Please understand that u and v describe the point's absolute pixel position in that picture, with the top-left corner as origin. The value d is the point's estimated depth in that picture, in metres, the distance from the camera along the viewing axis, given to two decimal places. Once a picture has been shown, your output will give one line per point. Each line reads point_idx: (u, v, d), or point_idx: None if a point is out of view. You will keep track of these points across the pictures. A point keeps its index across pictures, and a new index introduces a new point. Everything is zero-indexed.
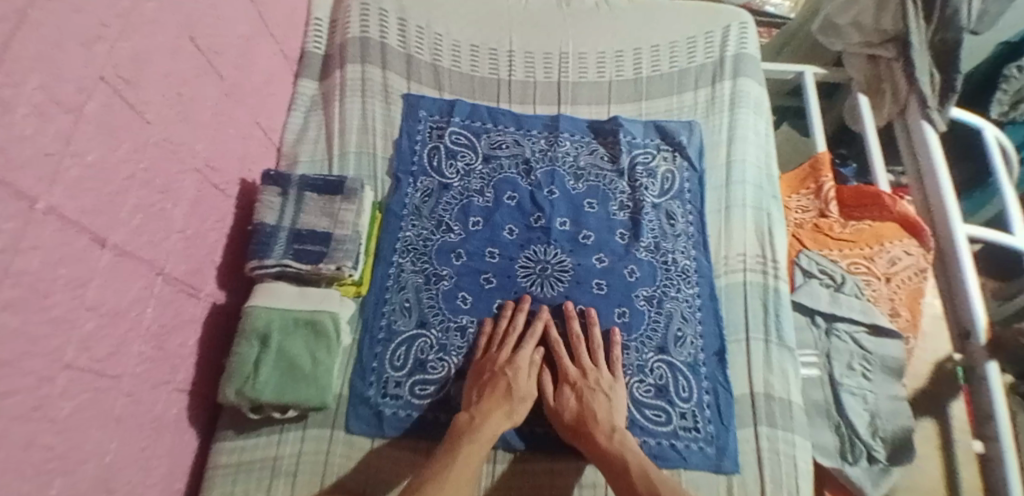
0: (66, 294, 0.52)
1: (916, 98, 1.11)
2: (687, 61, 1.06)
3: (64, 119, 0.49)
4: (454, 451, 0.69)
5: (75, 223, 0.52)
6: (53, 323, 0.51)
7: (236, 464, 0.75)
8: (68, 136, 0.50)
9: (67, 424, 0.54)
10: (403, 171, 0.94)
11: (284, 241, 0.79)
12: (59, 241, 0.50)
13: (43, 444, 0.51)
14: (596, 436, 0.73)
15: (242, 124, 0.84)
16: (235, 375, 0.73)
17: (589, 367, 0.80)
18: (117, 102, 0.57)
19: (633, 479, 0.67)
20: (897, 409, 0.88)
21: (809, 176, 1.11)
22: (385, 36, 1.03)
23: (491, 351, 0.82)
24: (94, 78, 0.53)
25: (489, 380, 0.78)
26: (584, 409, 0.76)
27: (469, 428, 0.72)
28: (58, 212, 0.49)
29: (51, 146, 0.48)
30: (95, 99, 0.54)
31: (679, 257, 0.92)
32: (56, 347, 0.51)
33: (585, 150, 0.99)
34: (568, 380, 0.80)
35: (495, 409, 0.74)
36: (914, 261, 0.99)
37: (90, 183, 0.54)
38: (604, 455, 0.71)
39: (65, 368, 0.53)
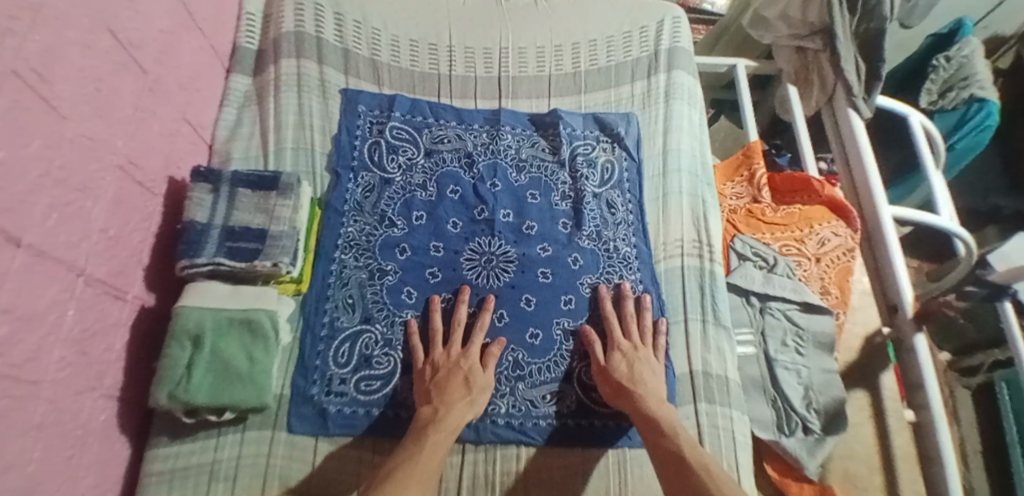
0: None
1: (842, 87, 1.16)
2: (625, 55, 1.09)
3: None
4: (419, 443, 0.69)
5: None
6: None
7: (171, 471, 0.73)
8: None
9: None
10: (343, 166, 0.94)
11: (216, 240, 0.78)
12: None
13: None
14: (644, 401, 0.76)
15: (168, 121, 0.83)
16: (166, 379, 0.70)
17: (638, 343, 0.84)
18: (29, 96, 0.55)
19: (681, 445, 0.69)
20: (831, 381, 0.91)
21: (742, 163, 1.16)
22: (320, 31, 1.02)
23: (439, 348, 0.82)
24: (3, 72, 0.51)
25: (447, 373, 0.79)
26: (635, 376, 0.79)
27: (433, 419, 0.73)
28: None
29: None
30: (5, 93, 0.51)
31: (620, 244, 0.94)
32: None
33: (527, 143, 1.01)
34: (617, 345, 0.83)
35: (457, 398, 0.76)
36: (842, 241, 1.04)
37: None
38: (652, 421, 0.73)
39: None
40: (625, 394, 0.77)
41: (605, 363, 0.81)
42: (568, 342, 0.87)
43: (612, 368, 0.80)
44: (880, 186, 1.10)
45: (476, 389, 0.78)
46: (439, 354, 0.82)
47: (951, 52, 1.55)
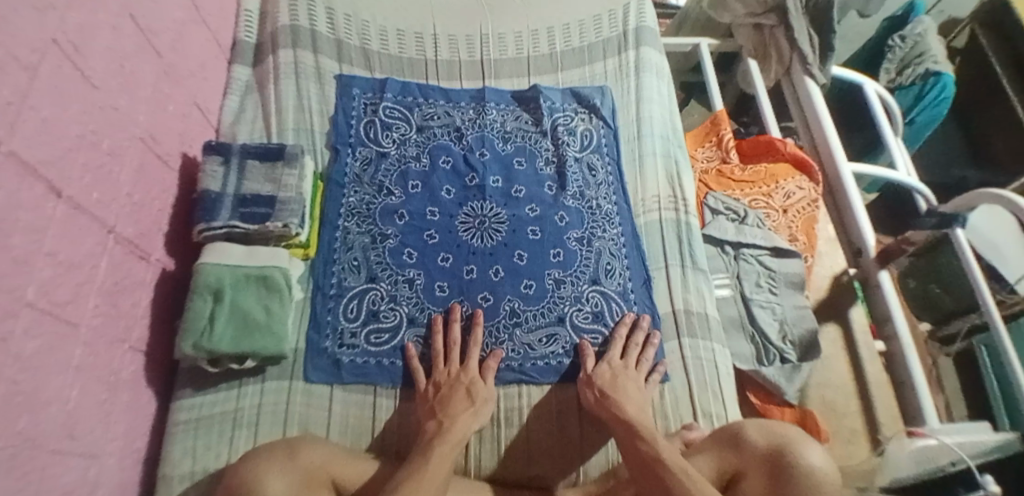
0: (27, 237, 0.56)
1: (798, 57, 1.28)
2: (596, 35, 1.19)
3: (20, 74, 0.55)
4: (428, 451, 0.69)
5: (33, 171, 0.57)
6: (15, 262, 0.54)
7: (196, 420, 0.79)
8: (24, 90, 0.56)
9: (31, 362, 0.57)
10: (342, 143, 1.02)
11: (230, 206, 0.85)
12: (19, 186, 0.55)
13: (10, 378, 0.54)
14: (624, 406, 0.77)
15: (179, 103, 0.91)
16: (191, 329, 0.77)
17: (628, 362, 0.85)
18: (67, 64, 0.63)
19: (662, 454, 0.68)
20: (803, 316, 1.00)
21: (711, 131, 1.26)
22: (314, 25, 1.11)
23: (440, 366, 0.83)
24: (47, 41, 0.59)
25: (450, 390, 0.80)
26: (617, 384, 0.81)
27: (439, 432, 0.73)
28: (18, 157, 0.54)
29: (10, 96, 0.54)
30: (48, 60, 0.60)
31: (602, 202, 1.02)
32: (19, 285, 0.55)
33: (511, 117, 1.10)
34: (609, 358, 0.85)
35: (463, 410, 0.77)
36: (805, 193, 1.13)
37: (44, 135, 0.59)
38: (628, 425, 0.74)
39: (28, 306, 0.56)
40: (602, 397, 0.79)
41: (590, 373, 0.83)
42: (560, 290, 0.94)
43: (597, 378, 0.82)
44: (837, 143, 1.20)
45: (479, 402, 0.79)
46: (440, 373, 0.83)
47: (905, 32, 1.68)
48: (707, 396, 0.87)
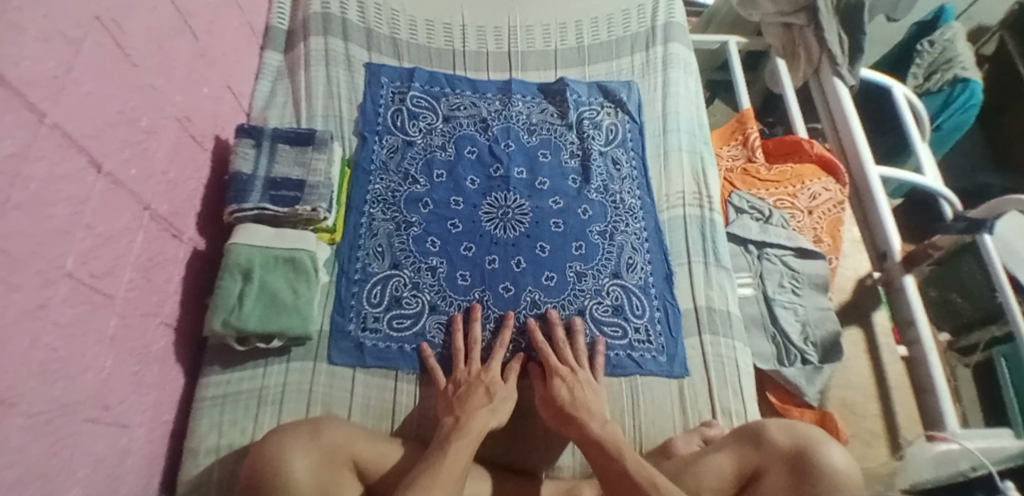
0: (67, 208, 0.58)
1: (827, 58, 1.26)
2: (624, 30, 1.19)
3: (66, 49, 0.57)
4: (444, 448, 0.68)
5: (74, 144, 0.59)
6: (56, 231, 0.56)
7: (223, 396, 0.81)
8: (68, 65, 0.57)
9: (68, 330, 0.59)
10: (369, 130, 1.03)
11: (260, 189, 0.87)
12: (61, 158, 0.56)
13: (48, 344, 0.56)
14: (589, 426, 0.74)
15: (213, 86, 0.93)
16: (221, 306, 0.78)
17: (576, 368, 0.82)
18: (109, 42, 0.65)
19: (628, 468, 0.67)
20: (825, 317, 0.99)
21: (737, 129, 1.25)
22: (345, 13, 1.12)
23: (461, 365, 0.83)
24: (90, 18, 0.61)
25: (468, 387, 0.79)
26: (577, 402, 0.77)
27: (456, 427, 0.72)
28: (61, 130, 0.56)
29: (56, 70, 0.55)
30: (92, 36, 0.61)
31: (625, 196, 1.02)
32: (58, 254, 0.57)
33: (537, 109, 1.10)
34: (558, 369, 0.81)
35: (481, 407, 0.76)
36: (831, 195, 1.12)
37: (85, 109, 0.61)
38: (597, 446, 0.71)
39: (67, 276, 0.58)
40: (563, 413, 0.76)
41: (548, 390, 0.79)
42: (582, 283, 0.94)
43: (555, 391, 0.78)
44: (866, 145, 1.18)
45: (498, 399, 0.78)
46: (461, 372, 0.82)
47: (935, 36, 1.67)
48: (726, 393, 0.87)
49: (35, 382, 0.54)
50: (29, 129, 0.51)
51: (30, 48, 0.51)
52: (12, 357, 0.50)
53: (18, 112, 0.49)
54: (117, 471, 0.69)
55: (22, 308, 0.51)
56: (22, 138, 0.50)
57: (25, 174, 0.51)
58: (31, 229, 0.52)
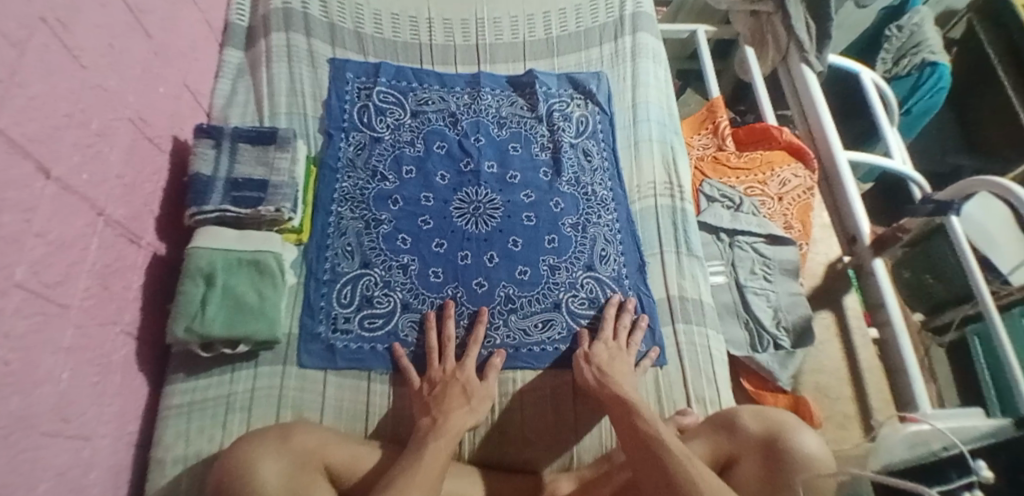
0: (17, 216, 0.56)
1: (794, 45, 1.28)
2: (593, 21, 1.18)
3: (9, 50, 0.54)
4: (421, 450, 0.67)
5: (22, 149, 0.56)
6: (5, 240, 0.54)
7: (188, 404, 0.78)
8: (13, 67, 0.55)
9: (21, 343, 0.56)
10: (335, 127, 1.01)
11: (221, 190, 0.84)
12: (8, 164, 0.54)
13: (1, 358, 0.53)
14: (622, 391, 0.75)
15: (170, 85, 0.90)
16: (183, 312, 0.77)
17: (623, 343, 0.85)
18: (56, 42, 0.62)
19: (659, 432, 0.66)
20: (797, 302, 1.01)
21: (707, 118, 1.25)
22: (307, 7, 1.10)
23: (435, 363, 0.82)
24: (34, 18, 0.59)
25: (444, 386, 0.78)
26: (615, 369, 0.80)
27: (432, 428, 0.71)
28: (5, 135, 0.53)
29: (0, 73, 0.53)
30: (37, 37, 0.59)
31: (597, 188, 1.02)
32: (8, 263, 0.54)
33: (506, 102, 1.09)
34: (604, 339, 0.85)
35: (458, 406, 0.75)
36: (801, 181, 1.13)
37: (33, 113, 0.58)
38: (626, 406, 0.72)
39: (17, 286, 0.55)
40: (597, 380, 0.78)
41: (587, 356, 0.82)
42: (555, 276, 0.93)
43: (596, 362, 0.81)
44: (834, 131, 1.20)
45: (474, 399, 0.77)
46: (435, 371, 0.81)
47: (902, 21, 1.67)
48: (700, 382, 0.87)
49: None
50: None
51: None
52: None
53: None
54: (81, 485, 0.67)
55: None
56: None
57: None
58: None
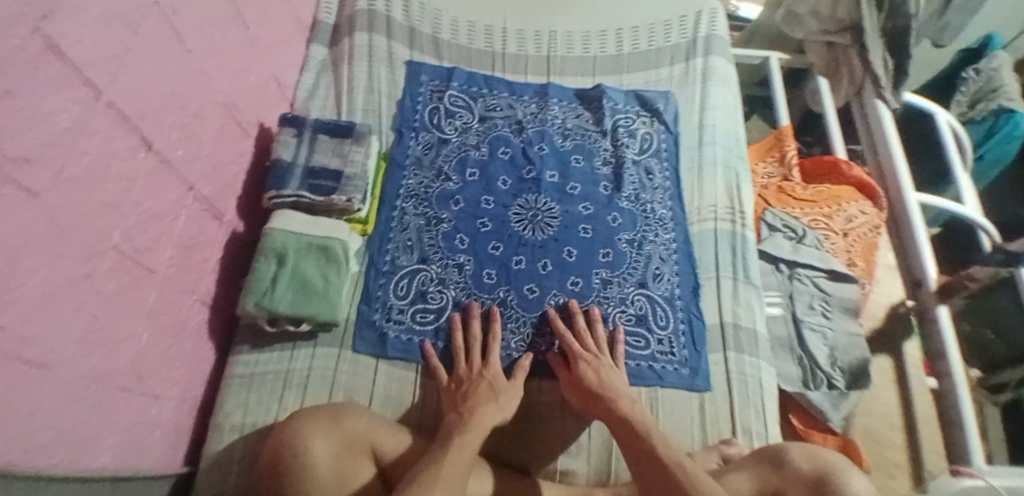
0: (117, 184, 0.60)
1: (870, 80, 1.26)
2: (665, 40, 1.19)
3: (124, 30, 0.59)
4: (448, 442, 0.66)
5: (127, 122, 0.61)
6: (104, 206, 0.59)
7: (249, 376, 0.82)
8: (125, 46, 0.60)
9: (109, 301, 0.61)
10: (406, 126, 1.05)
11: (299, 177, 0.89)
12: (113, 134, 0.59)
13: (89, 313, 0.58)
14: (614, 404, 0.76)
15: (260, 75, 0.96)
16: (254, 289, 0.81)
17: (596, 353, 0.84)
18: (166, 26, 0.68)
19: (656, 447, 0.68)
20: (854, 343, 0.97)
21: (774, 146, 1.23)
22: (390, 10, 1.15)
23: (462, 362, 0.83)
24: (149, 2, 0.64)
25: (471, 385, 0.79)
26: (604, 381, 0.79)
27: (461, 423, 0.70)
28: (116, 108, 0.59)
29: (114, 50, 0.58)
30: (149, 19, 0.64)
31: (656, 206, 1.02)
32: (104, 227, 0.59)
33: (572, 114, 1.10)
34: (580, 351, 0.83)
35: (485, 402, 0.75)
36: (868, 219, 1.10)
37: (140, 90, 0.63)
38: (622, 421, 0.73)
39: (112, 249, 0.61)
40: (594, 397, 0.78)
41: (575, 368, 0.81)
42: (607, 290, 0.93)
43: (587, 376, 0.80)
44: (907, 172, 1.17)
45: (498, 397, 0.77)
46: (461, 371, 0.82)
47: (980, 65, 1.59)
48: (747, 412, 0.85)
49: (73, 349, 0.56)
50: (82, 105, 0.54)
51: (90, 27, 0.54)
52: (51, 328, 0.52)
53: (75, 89, 0.52)
54: (145, 441, 0.71)
55: (64, 279, 0.54)
56: (76, 113, 0.53)
57: (78, 149, 0.54)
58: (79, 202, 0.54)
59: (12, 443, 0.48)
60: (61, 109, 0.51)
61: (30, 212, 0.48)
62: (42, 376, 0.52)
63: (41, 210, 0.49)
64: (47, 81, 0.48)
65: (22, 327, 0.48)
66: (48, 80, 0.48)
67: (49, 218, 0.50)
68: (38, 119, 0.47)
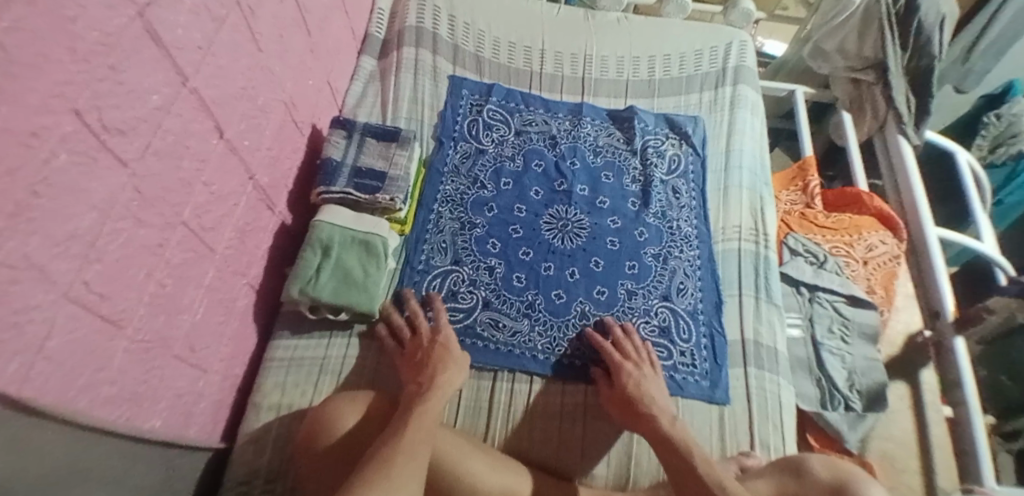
0: (193, 164, 0.66)
1: (892, 117, 1.31)
2: (695, 69, 1.26)
3: (210, 24, 0.66)
4: (407, 416, 0.69)
5: (206, 109, 0.67)
6: (181, 183, 0.64)
7: (289, 359, 0.86)
8: (210, 39, 0.66)
9: (174, 271, 0.66)
10: (446, 136, 1.11)
11: (346, 176, 0.95)
12: (193, 118, 0.65)
13: (158, 280, 0.62)
14: (658, 421, 0.76)
15: (317, 80, 1.03)
16: (299, 277, 0.86)
17: (638, 369, 0.84)
18: (243, 25, 0.74)
19: (698, 469, 0.69)
20: (873, 367, 0.99)
21: (797, 175, 1.28)
22: (436, 28, 1.22)
23: (411, 335, 0.86)
24: (232, 3, 0.70)
25: (424, 354, 0.81)
26: (647, 397, 0.80)
27: (417, 395, 0.73)
28: (197, 94, 0.65)
29: (200, 42, 0.64)
30: (231, 16, 0.71)
31: (682, 224, 1.06)
32: (178, 203, 0.64)
33: (604, 133, 1.16)
34: (624, 369, 0.83)
35: (445, 370, 0.78)
36: (888, 248, 1.13)
37: (218, 81, 0.70)
38: (664, 441, 0.74)
39: (182, 224, 0.65)
40: (636, 407, 0.79)
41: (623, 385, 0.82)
42: (631, 300, 0.97)
43: (631, 384, 0.82)
44: (927, 208, 1.20)
45: (450, 364, 0.80)
46: (410, 340, 0.85)
47: (1001, 110, 1.59)
48: (766, 427, 0.86)
49: (141, 312, 0.60)
50: (171, 89, 0.59)
51: (182, 18, 0.60)
52: (126, 288, 0.57)
53: (165, 72, 0.58)
54: (190, 411, 0.74)
55: (141, 244, 0.58)
56: (166, 95, 0.59)
57: (164, 127, 0.59)
58: (161, 176, 0.60)
59: (80, 393, 0.52)
60: (152, 90, 0.56)
61: (120, 179, 0.53)
62: (114, 333, 0.56)
63: (130, 179, 0.54)
64: (143, 62, 0.54)
65: (100, 285, 0.53)
66: (145, 62, 0.54)
67: (135, 188, 0.55)
68: (133, 94, 0.53)
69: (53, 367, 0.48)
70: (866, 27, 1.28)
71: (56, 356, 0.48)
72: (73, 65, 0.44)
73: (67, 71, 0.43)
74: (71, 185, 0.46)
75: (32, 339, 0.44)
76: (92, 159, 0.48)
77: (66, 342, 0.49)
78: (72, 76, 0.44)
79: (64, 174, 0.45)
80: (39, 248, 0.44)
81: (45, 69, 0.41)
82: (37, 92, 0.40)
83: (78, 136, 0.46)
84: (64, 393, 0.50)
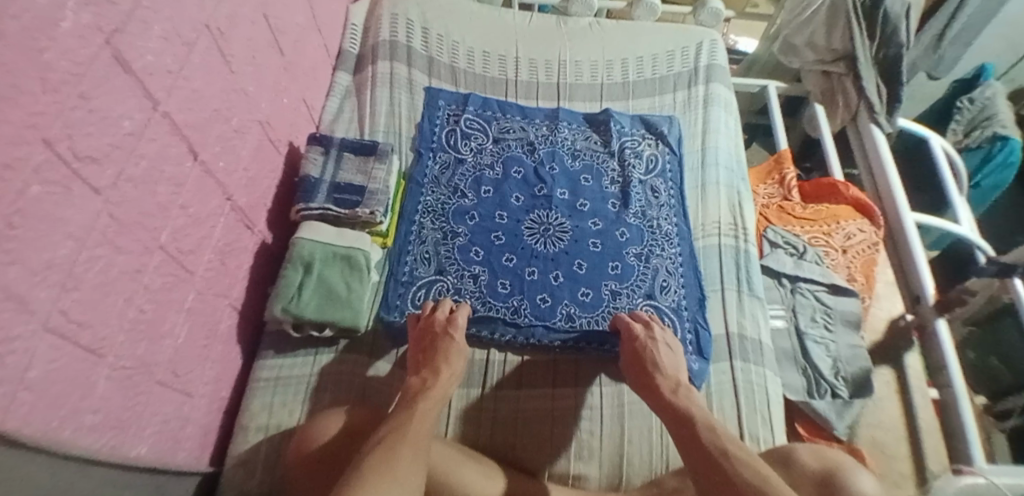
0: (168, 188, 0.66)
1: (865, 106, 1.33)
2: (668, 69, 1.28)
3: (181, 48, 0.66)
4: (411, 409, 0.68)
5: (179, 133, 0.67)
6: (157, 207, 0.64)
7: (275, 379, 0.86)
8: (181, 63, 0.67)
9: (154, 296, 0.65)
10: (425, 147, 1.12)
11: (325, 192, 0.95)
12: (167, 142, 0.65)
13: (138, 305, 0.62)
14: (661, 387, 0.77)
15: (292, 98, 1.03)
16: (282, 295, 0.85)
17: (651, 332, 0.85)
18: (214, 47, 0.75)
19: (698, 430, 0.66)
20: (858, 354, 1.01)
21: (773, 169, 1.29)
22: (410, 41, 1.24)
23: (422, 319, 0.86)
24: (203, 25, 0.71)
25: (432, 342, 0.81)
26: (654, 360, 0.81)
27: (422, 389, 0.72)
28: (170, 118, 0.65)
29: (170, 66, 0.65)
30: (202, 39, 0.71)
31: (662, 222, 1.07)
32: (155, 227, 0.64)
33: (581, 137, 1.17)
34: (631, 334, 0.85)
35: (449, 368, 0.77)
36: (866, 236, 1.14)
37: (191, 104, 0.70)
38: (671, 406, 0.73)
39: (160, 248, 0.65)
40: (642, 366, 0.81)
41: (635, 351, 0.83)
42: (616, 301, 0.97)
43: (641, 344, 0.83)
44: (902, 193, 1.22)
45: (454, 357, 0.79)
46: (422, 322, 0.85)
47: (973, 95, 1.63)
48: (755, 419, 0.87)
49: (123, 339, 0.60)
50: (144, 114, 0.60)
51: (152, 44, 0.61)
52: (106, 316, 0.57)
53: (137, 97, 0.58)
54: (177, 435, 0.73)
55: (119, 271, 0.58)
56: (139, 121, 0.59)
57: (138, 152, 0.59)
58: (136, 201, 0.60)
59: (63, 422, 0.52)
60: (125, 116, 0.56)
61: (95, 207, 0.53)
62: (95, 361, 0.56)
63: (104, 206, 0.54)
64: (115, 90, 0.54)
65: (79, 313, 0.52)
66: (116, 88, 0.55)
67: (110, 215, 0.55)
68: (105, 121, 0.53)
69: (36, 398, 0.48)
70: (833, 20, 1.31)
71: (38, 387, 0.48)
72: (45, 95, 0.44)
73: (40, 101, 0.44)
74: (47, 214, 0.46)
75: (15, 370, 0.44)
76: (66, 188, 0.49)
77: (48, 372, 0.49)
78: (44, 107, 0.44)
79: (38, 204, 0.45)
80: (17, 279, 0.44)
81: (18, 100, 0.41)
82: (11, 124, 0.40)
83: (51, 165, 0.46)
84: (48, 423, 0.50)
